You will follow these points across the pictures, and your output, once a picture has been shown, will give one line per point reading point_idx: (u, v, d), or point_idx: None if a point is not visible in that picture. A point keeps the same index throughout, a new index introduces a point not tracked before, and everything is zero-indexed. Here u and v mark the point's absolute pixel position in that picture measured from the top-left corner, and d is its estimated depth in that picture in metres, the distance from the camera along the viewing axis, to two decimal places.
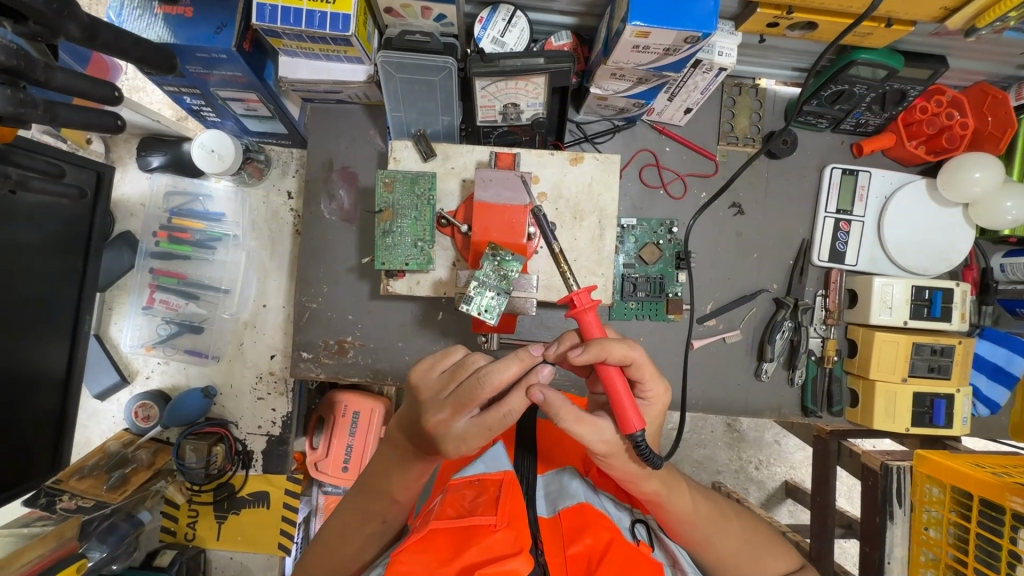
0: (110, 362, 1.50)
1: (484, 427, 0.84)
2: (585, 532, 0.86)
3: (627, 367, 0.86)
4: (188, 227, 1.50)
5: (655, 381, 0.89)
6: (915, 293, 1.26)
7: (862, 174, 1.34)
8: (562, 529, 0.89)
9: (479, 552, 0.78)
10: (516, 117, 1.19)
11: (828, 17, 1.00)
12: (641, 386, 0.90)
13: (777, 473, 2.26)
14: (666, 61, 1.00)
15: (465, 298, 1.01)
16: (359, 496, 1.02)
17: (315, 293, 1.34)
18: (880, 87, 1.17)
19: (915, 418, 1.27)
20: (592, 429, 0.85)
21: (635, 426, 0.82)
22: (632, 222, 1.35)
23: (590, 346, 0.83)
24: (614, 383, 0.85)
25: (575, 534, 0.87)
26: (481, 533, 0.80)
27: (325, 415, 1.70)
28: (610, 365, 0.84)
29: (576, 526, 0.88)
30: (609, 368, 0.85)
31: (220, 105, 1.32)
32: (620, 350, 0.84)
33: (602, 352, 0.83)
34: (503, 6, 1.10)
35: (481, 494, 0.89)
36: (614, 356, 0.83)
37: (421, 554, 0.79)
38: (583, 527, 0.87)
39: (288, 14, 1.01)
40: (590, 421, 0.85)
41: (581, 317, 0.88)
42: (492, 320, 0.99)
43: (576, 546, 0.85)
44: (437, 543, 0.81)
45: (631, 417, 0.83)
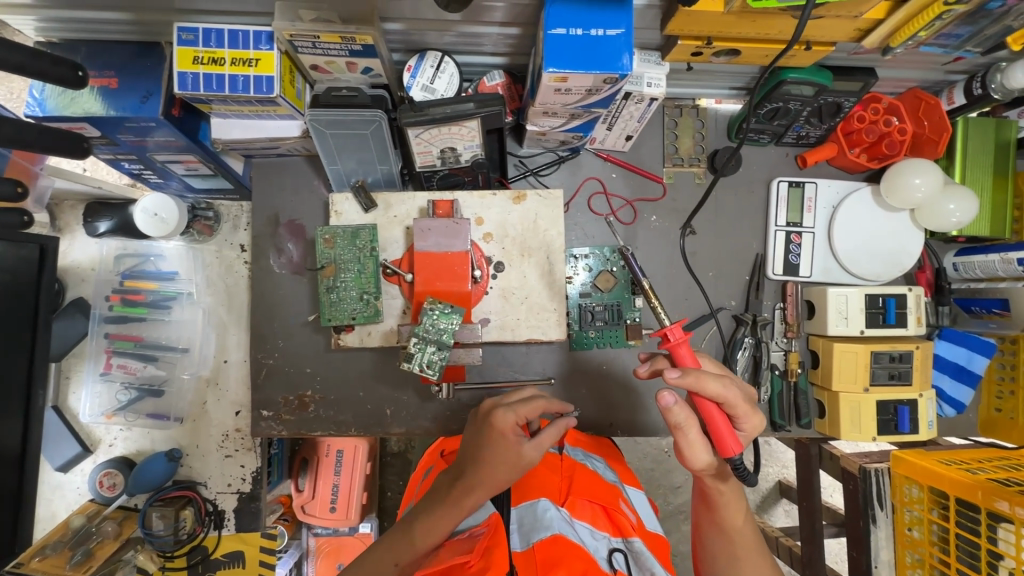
0: (71, 433, 1.47)
1: (523, 403, 0.96)
2: (558, 565, 0.83)
3: (723, 402, 0.89)
4: (142, 288, 1.49)
5: (750, 415, 0.92)
6: (870, 302, 1.26)
7: (809, 186, 1.35)
8: (535, 562, 0.86)
9: None
10: (455, 160, 1.18)
11: (748, 44, 1.00)
12: (734, 420, 0.93)
13: (769, 474, 2.26)
14: (592, 99, 1.00)
15: (407, 355, 1.04)
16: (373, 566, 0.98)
17: (271, 348, 1.32)
18: (814, 102, 1.18)
19: (881, 426, 1.26)
20: (692, 445, 0.91)
21: (733, 450, 0.87)
22: (585, 251, 1.34)
23: (687, 374, 0.87)
24: (713, 414, 0.89)
25: (549, 566, 0.84)
26: (458, 569, 0.87)
27: (308, 456, 1.70)
28: (708, 398, 0.88)
29: (549, 560, 0.85)
30: (715, 407, 0.89)
31: (161, 167, 1.31)
32: (715, 389, 0.87)
33: (697, 382, 0.87)
34: (430, 53, 1.10)
35: (468, 545, 0.93)
36: (708, 392, 0.87)
37: None
38: (556, 561, 0.84)
39: (210, 79, 1.01)
40: (691, 440, 0.91)
41: (675, 350, 0.92)
42: (434, 376, 1.02)
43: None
44: None
45: (730, 443, 0.88)
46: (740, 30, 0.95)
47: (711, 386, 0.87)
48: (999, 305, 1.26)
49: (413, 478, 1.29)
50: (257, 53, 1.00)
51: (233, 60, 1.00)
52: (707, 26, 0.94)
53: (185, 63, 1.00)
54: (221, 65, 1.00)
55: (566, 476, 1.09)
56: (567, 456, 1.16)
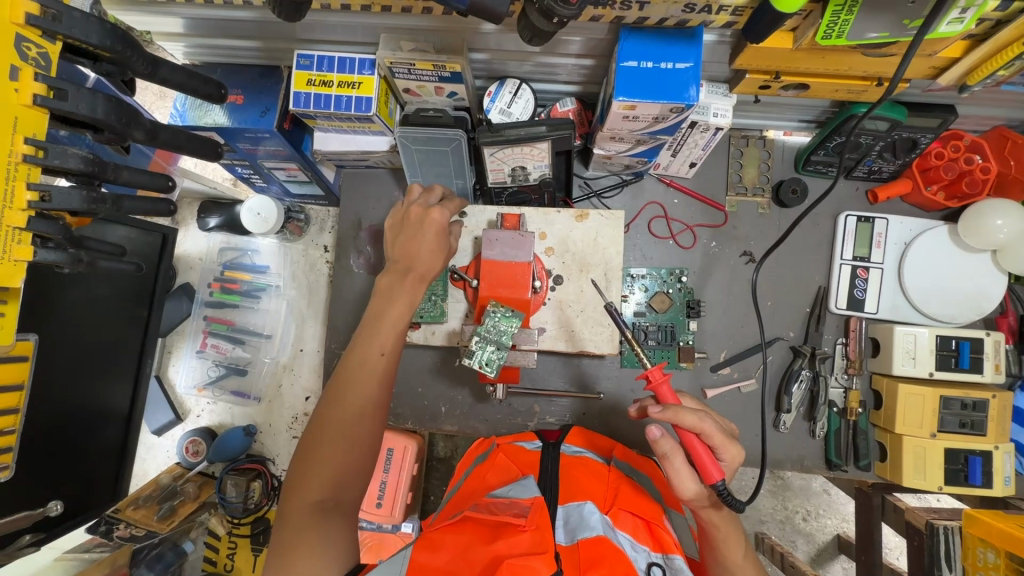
0: (167, 401, 1.66)
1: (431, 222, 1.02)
2: (602, 563, 0.87)
3: (701, 433, 0.92)
4: (238, 278, 1.67)
5: (730, 445, 0.92)
6: (941, 344, 1.22)
7: (879, 221, 1.33)
8: (578, 557, 0.90)
9: (506, 545, 0.82)
10: (524, 178, 1.27)
11: (818, 79, 1.03)
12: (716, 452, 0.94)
13: (827, 526, 2.13)
14: (657, 127, 1.06)
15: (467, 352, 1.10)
16: (345, 391, 0.91)
17: (344, 339, 1.45)
18: (887, 137, 1.18)
19: (949, 476, 1.19)
20: (681, 480, 0.92)
21: (716, 477, 0.90)
22: (642, 272, 1.38)
23: (668, 409, 0.90)
24: (694, 442, 0.93)
25: (592, 562, 0.87)
26: (511, 531, 0.84)
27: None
28: (688, 430, 0.91)
29: (592, 556, 0.89)
30: (697, 439, 0.92)
31: (267, 173, 1.49)
32: (692, 421, 0.90)
33: (677, 416, 0.91)
34: (510, 81, 1.21)
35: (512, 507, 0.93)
36: (687, 424, 0.90)
37: (452, 537, 0.88)
38: (599, 559, 0.88)
39: (319, 99, 1.16)
40: (680, 474, 0.92)
41: (657, 387, 0.95)
42: (491, 374, 1.07)
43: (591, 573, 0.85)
44: (470, 529, 0.89)
45: (713, 470, 0.91)
46: (810, 65, 0.98)
47: (690, 419, 0.90)
48: None
49: (464, 457, 1.33)
50: (361, 76, 1.15)
51: (340, 82, 1.16)
52: (776, 62, 0.97)
53: (300, 85, 1.16)
54: (330, 86, 1.15)
55: (612, 487, 1.13)
56: (614, 468, 1.21)
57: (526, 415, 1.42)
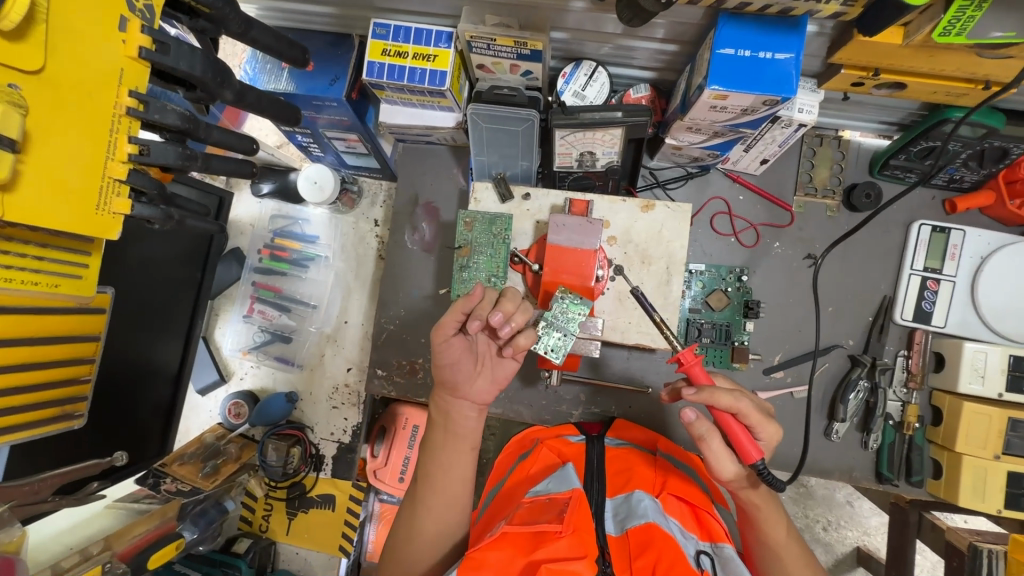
0: (212, 362, 1.69)
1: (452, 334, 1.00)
2: (650, 548, 0.87)
3: (737, 412, 0.90)
4: (288, 247, 1.69)
5: (767, 424, 0.91)
6: (1014, 364, 1.16)
7: (956, 232, 1.27)
8: (629, 548, 0.90)
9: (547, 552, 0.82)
10: (591, 164, 1.25)
11: (918, 78, 0.98)
12: (753, 430, 0.93)
13: (848, 537, 2.10)
14: (742, 119, 1.03)
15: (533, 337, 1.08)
16: (428, 471, 1.06)
17: (393, 315, 1.45)
18: (977, 145, 1.13)
19: (1010, 500, 1.15)
20: (719, 459, 0.92)
21: (755, 456, 0.88)
22: (700, 268, 1.35)
23: (702, 390, 0.88)
24: (730, 422, 0.90)
25: (641, 549, 0.88)
26: (548, 537, 0.85)
27: (387, 426, 1.66)
28: (724, 411, 0.89)
29: (642, 543, 0.89)
30: (734, 419, 0.90)
31: (326, 143, 1.48)
32: (728, 401, 0.88)
33: (712, 398, 0.89)
34: (586, 62, 1.17)
35: (546, 510, 0.93)
36: (723, 405, 0.88)
37: (495, 551, 0.87)
38: (648, 543, 0.88)
39: (393, 70, 1.14)
40: (716, 453, 0.92)
41: (690, 369, 0.92)
42: (557, 360, 1.05)
43: (641, 560, 0.86)
44: (512, 541, 0.88)
45: (750, 448, 0.89)
46: (916, 64, 0.93)
47: (726, 399, 0.88)
48: None
49: (499, 464, 1.26)
50: (437, 49, 1.13)
51: (415, 54, 1.13)
52: (879, 58, 0.93)
53: (375, 54, 1.14)
54: (405, 58, 1.14)
55: (660, 474, 1.10)
56: (660, 460, 1.17)
57: (570, 403, 1.41)
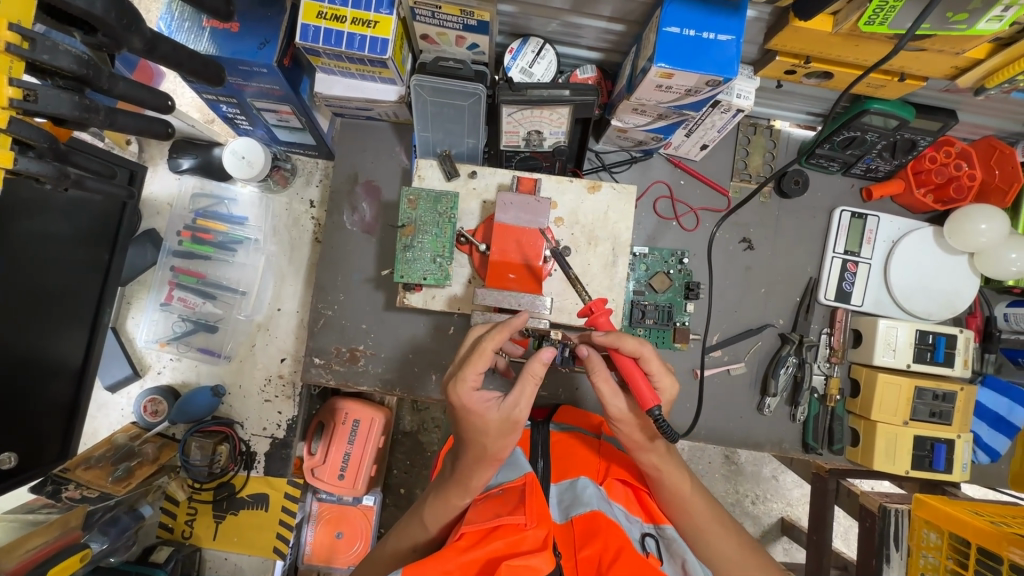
0: (124, 355, 1.53)
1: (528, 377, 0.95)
2: (596, 538, 0.87)
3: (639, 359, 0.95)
4: (211, 228, 1.54)
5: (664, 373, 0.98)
6: (919, 338, 1.29)
7: (871, 218, 1.38)
8: (574, 535, 0.90)
9: (505, 545, 0.81)
10: (538, 144, 1.24)
11: (843, 68, 1.05)
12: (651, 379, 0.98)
13: (773, 509, 2.24)
14: (686, 100, 1.04)
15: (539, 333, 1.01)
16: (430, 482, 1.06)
17: (331, 300, 1.37)
18: (891, 136, 1.22)
19: (915, 461, 1.28)
20: (612, 392, 0.98)
21: (652, 402, 0.89)
22: (644, 251, 1.38)
23: (609, 333, 0.95)
24: (632, 370, 0.93)
25: (586, 538, 0.88)
26: (510, 529, 0.83)
27: (325, 422, 1.56)
28: (626, 355, 0.94)
29: (587, 531, 0.89)
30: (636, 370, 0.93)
31: (254, 114, 1.37)
32: (632, 345, 0.94)
33: (617, 340, 0.94)
34: (533, 39, 1.15)
35: (506, 501, 0.92)
36: (626, 348, 0.94)
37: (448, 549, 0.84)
38: (593, 533, 0.88)
39: (330, 34, 1.07)
40: (614, 385, 0.98)
41: (596, 321, 0.99)
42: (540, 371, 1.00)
43: (586, 550, 0.86)
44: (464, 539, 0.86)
45: (647, 395, 0.91)
46: (842, 53, 0.99)
47: (630, 343, 0.94)
48: None
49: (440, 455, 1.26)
50: (377, 15, 1.06)
51: (354, 19, 1.06)
52: (811, 46, 0.98)
53: (309, 16, 1.06)
54: (342, 22, 1.06)
55: (603, 459, 1.12)
56: (604, 442, 1.18)
57: None
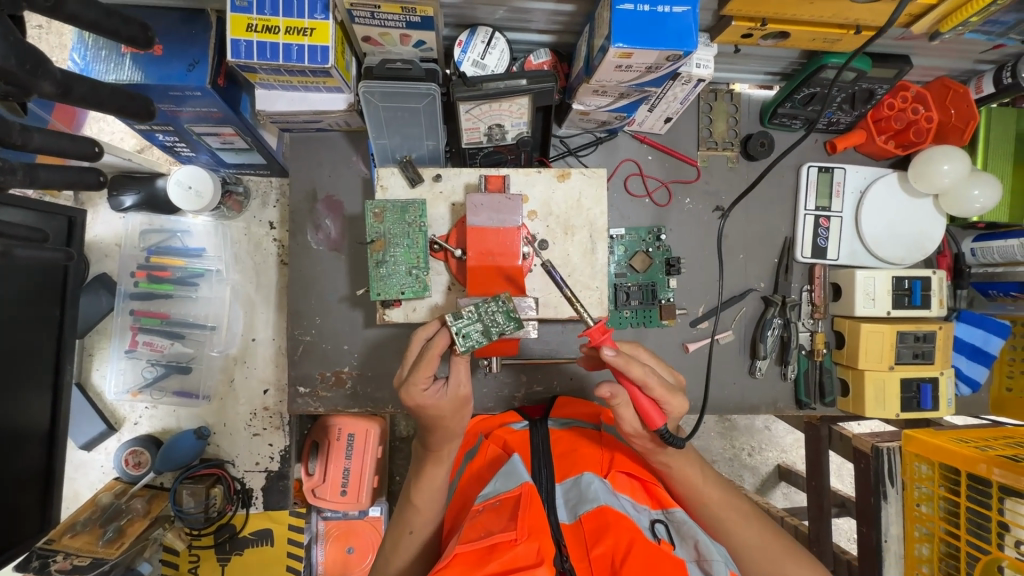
0: (95, 411, 1.45)
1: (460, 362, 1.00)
2: (607, 533, 0.89)
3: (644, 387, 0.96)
4: (168, 265, 1.45)
5: (671, 397, 0.98)
6: (896, 284, 1.31)
7: (838, 171, 1.39)
8: (584, 533, 0.92)
9: (503, 564, 0.81)
10: (501, 137, 1.19)
11: (800, 26, 1.03)
12: (660, 402, 0.99)
13: (769, 457, 2.31)
14: (647, 78, 1.01)
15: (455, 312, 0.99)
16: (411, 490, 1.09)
17: (307, 324, 1.31)
18: (850, 88, 1.22)
19: (904, 403, 1.31)
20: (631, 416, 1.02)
21: (658, 422, 0.95)
22: (621, 232, 1.36)
23: (620, 354, 0.93)
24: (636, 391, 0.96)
25: (597, 535, 0.90)
26: (504, 547, 0.82)
27: (319, 440, 1.50)
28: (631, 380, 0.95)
29: (597, 528, 0.91)
30: (642, 393, 0.96)
31: (195, 139, 1.28)
32: (638, 372, 0.94)
33: (626, 365, 0.93)
34: (481, 29, 1.10)
35: (501, 515, 0.90)
36: (633, 375, 0.94)
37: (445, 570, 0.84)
38: (604, 529, 0.90)
39: (264, 48, 0.99)
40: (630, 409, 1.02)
41: (600, 349, 0.94)
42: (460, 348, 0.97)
43: (599, 547, 0.88)
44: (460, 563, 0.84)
45: (653, 414, 0.95)
46: (797, 11, 0.97)
47: (638, 370, 0.94)
48: (1016, 288, 1.32)
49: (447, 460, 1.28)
50: (312, 21, 0.99)
51: (288, 29, 0.99)
52: (766, 6, 0.96)
53: (238, 30, 0.98)
54: (276, 33, 0.99)
55: (607, 452, 1.13)
56: (606, 433, 1.18)
57: (511, 386, 1.39)
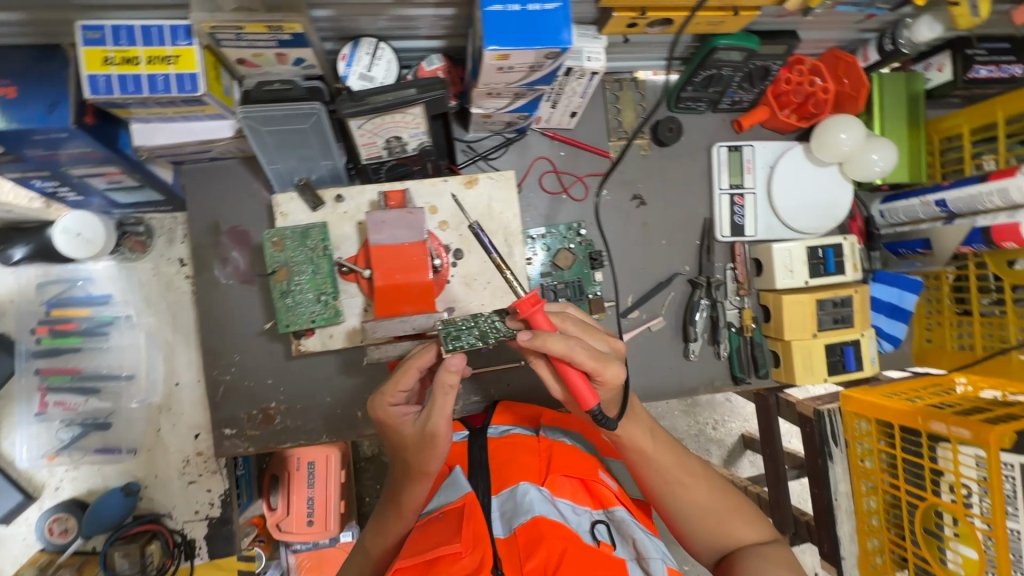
0: (9, 483, 1.35)
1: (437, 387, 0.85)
2: (540, 545, 0.87)
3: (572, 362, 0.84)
4: (71, 317, 1.37)
5: (605, 366, 0.85)
6: (811, 254, 1.35)
7: (746, 148, 1.41)
8: (518, 547, 0.89)
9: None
10: (401, 149, 1.15)
11: (680, 13, 1.03)
12: (594, 375, 0.87)
13: (732, 428, 2.35)
14: (534, 77, 1.00)
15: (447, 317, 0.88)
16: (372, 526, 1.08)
17: (226, 363, 1.25)
18: (744, 67, 1.23)
19: (831, 368, 1.35)
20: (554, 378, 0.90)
21: (590, 403, 0.85)
22: (541, 231, 1.35)
23: (536, 337, 0.82)
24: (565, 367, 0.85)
25: (531, 549, 0.87)
26: (447, 561, 0.86)
27: (278, 473, 1.47)
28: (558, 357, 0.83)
29: (530, 541, 0.89)
30: (571, 367, 0.85)
31: (79, 182, 1.19)
32: (561, 347, 0.82)
33: (545, 344, 0.82)
34: (365, 40, 1.06)
35: (444, 529, 0.93)
36: (556, 352, 0.82)
37: None
38: (538, 540, 0.88)
39: (126, 81, 0.93)
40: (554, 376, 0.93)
41: (530, 316, 0.85)
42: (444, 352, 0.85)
43: (533, 560, 0.85)
44: None
45: (585, 395, 0.85)
46: None
47: (558, 345, 0.82)
48: (922, 245, 1.36)
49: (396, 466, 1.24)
50: (175, 48, 0.93)
51: (150, 58, 0.93)
52: None
53: (94, 65, 0.92)
54: (137, 64, 0.93)
55: (542, 455, 1.08)
56: (544, 437, 1.14)
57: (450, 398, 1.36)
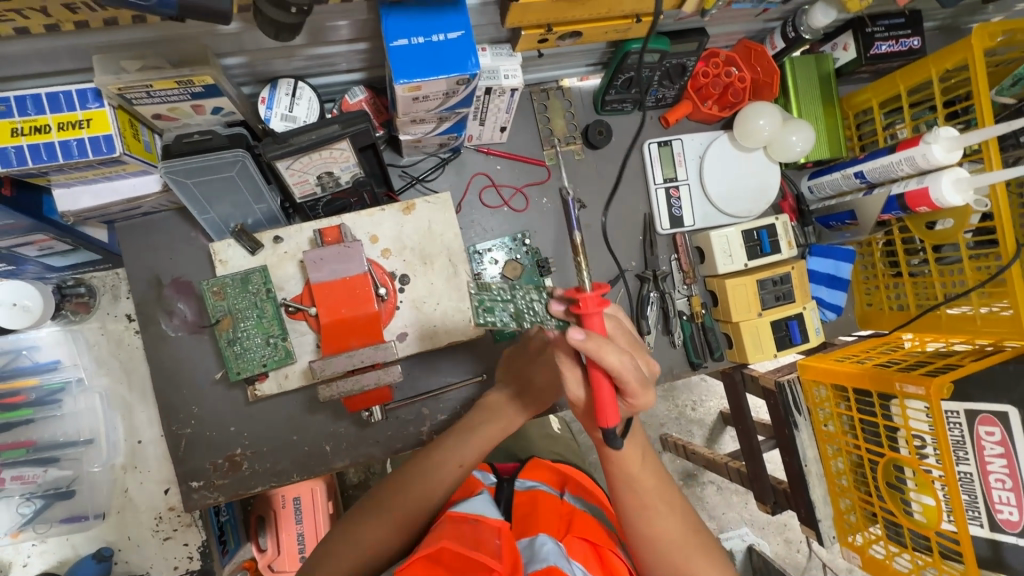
0: None
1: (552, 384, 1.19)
2: None
3: (616, 377, 0.74)
4: (18, 388, 1.30)
5: (644, 394, 0.77)
6: (746, 237, 1.40)
7: (676, 142, 1.46)
8: None
9: None
10: (335, 184, 1.16)
11: (587, 24, 1.07)
12: (626, 395, 0.78)
13: (712, 407, 2.40)
14: (452, 101, 1.02)
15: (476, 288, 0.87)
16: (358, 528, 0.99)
17: (185, 416, 1.24)
18: (659, 67, 1.28)
19: (778, 343, 1.41)
20: (578, 380, 0.81)
21: (610, 422, 0.76)
22: (488, 245, 1.36)
23: (590, 339, 0.70)
24: (600, 380, 0.75)
25: None
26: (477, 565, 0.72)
27: (266, 514, 1.47)
28: (602, 369, 0.73)
29: None
30: (607, 381, 0.75)
31: (8, 253, 1.16)
32: (614, 361, 0.72)
33: (597, 353, 0.71)
34: (283, 81, 1.07)
35: (468, 539, 0.80)
36: (606, 364, 0.72)
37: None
38: None
39: (37, 150, 0.91)
40: (579, 374, 0.81)
41: (585, 317, 0.75)
42: None
43: None
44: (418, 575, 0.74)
45: (607, 412, 0.76)
46: (572, 14, 1.01)
47: (612, 359, 0.72)
48: (849, 216, 1.44)
49: None
50: (86, 112, 0.92)
51: (60, 125, 0.91)
52: (542, 14, 0.99)
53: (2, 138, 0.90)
54: (48, 132, 0.91)
55: (564, 519, 1.02)
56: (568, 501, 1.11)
57: None
